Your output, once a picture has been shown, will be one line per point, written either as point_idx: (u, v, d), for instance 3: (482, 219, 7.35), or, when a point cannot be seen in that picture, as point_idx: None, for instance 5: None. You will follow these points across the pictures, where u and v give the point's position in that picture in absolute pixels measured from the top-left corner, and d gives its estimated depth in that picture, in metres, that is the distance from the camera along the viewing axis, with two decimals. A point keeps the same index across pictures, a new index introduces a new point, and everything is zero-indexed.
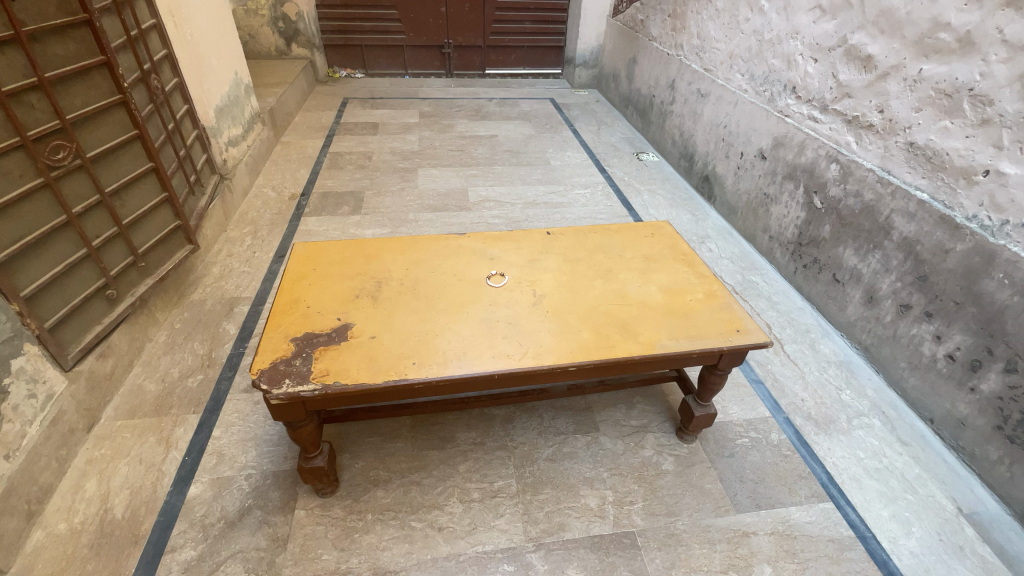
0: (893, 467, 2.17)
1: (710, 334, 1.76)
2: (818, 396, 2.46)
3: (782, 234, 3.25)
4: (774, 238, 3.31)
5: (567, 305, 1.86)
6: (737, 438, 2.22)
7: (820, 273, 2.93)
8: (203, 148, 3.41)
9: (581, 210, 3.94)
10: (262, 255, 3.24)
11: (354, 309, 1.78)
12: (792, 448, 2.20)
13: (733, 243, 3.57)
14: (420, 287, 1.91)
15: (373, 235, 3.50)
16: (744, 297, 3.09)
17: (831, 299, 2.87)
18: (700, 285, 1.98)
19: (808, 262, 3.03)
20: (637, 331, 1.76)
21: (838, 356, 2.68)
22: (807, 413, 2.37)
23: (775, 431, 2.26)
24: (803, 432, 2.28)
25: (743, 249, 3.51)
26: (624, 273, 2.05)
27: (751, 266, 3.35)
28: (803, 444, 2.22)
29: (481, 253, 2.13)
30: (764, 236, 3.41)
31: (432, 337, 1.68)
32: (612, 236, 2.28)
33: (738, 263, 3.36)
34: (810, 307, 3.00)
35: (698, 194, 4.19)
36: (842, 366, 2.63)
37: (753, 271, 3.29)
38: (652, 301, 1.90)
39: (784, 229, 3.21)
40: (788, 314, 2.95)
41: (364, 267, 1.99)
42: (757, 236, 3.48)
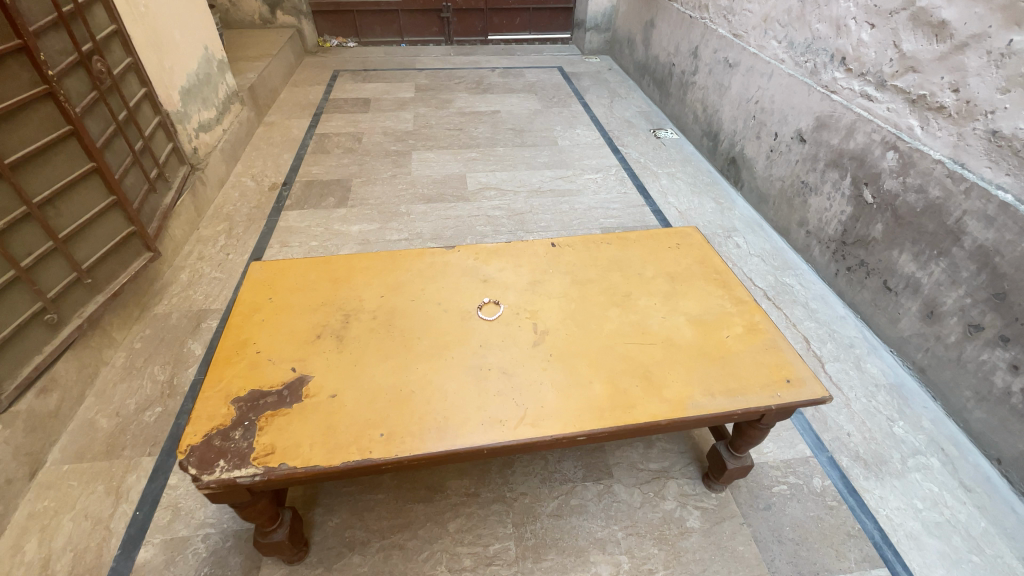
0: (956, 520, 1.85)
1: (752, 387, 1.42)
2: (866, 429, 2.13)
3: (822, 230, 2.85)
4: (812, 234, 2.92)
5: (575, 345, 1.52)
6: (774, 486, 1.91)
7: (868, 278, 2.55)
8: (168, 136, 3.06)
9: (591, 198, 3.53)
10: (236, 258, 2.92)
11: (313, 354, 1.46)
12: (838, 498, 1.88)
13: (763, 237, 3.18)
14: (397, 322, 1.58)
15: (360, 231, 3.14)
16: (777, 303, 2.73)
17: (880, 309, 2.50)
18: (738, 317, 1.63)
19: (853, 265, 2.65)
20: (663, 383, 1.42)
21: (887, 378, 2.33)
22: (854, 451, 2.04)
23: (817, 476, 1.95)
24: (849, 476, 1.96)
25: (774, 245, 3.12)
26: (644, 299, 1.69)
27: (785, 266, 2.97)
28: (851, 492, 1.91)
29: (472, 273, 1.79)
30: (800, 231, 3.01)
31: (408, 394, 1.36)
32: (630, 248, 1.92)
33: (770, 262, 2.98)
34: (853, 316, 2.64)
35: (723, 178, 3.76)
36: (893, 391, 2.28)
37: (787, 272, 2.92)
38: (679, 339, 1.55)
39: (825, 224, 2.82)
40: (829, 326, 2.59)
41: (331, 294, 1.67)
42: (791, 231, 3.08)
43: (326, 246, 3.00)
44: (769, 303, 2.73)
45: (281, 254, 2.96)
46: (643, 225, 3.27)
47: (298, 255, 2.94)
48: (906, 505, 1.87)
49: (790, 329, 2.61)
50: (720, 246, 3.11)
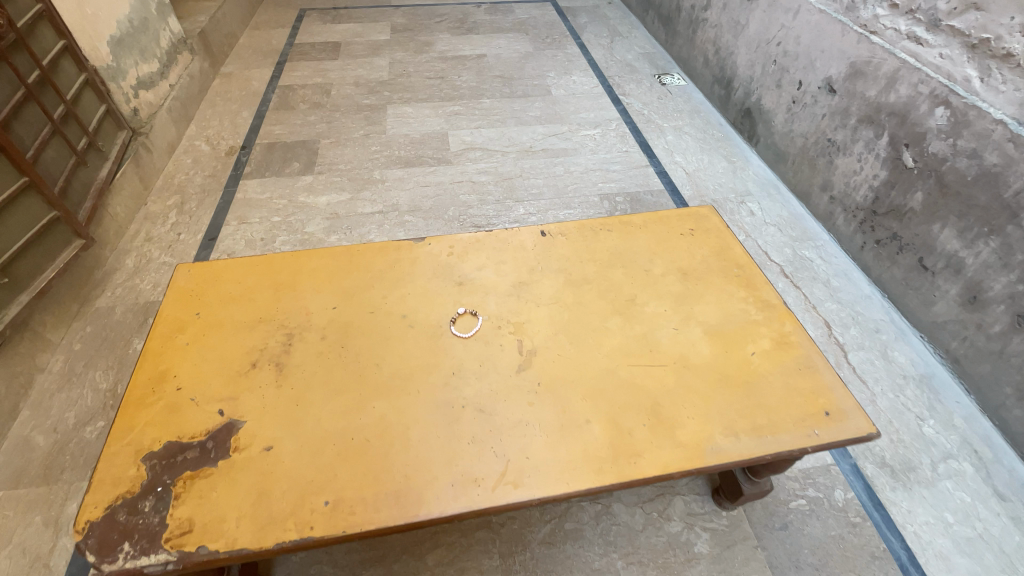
0: (990, 536, 1.67)
1: (784, 424, 1.17)
2: (893, 430, 1.91)
3: (848, 196, 2.52)
4: (837, 200, 2.59)
5: (568, 370, 1.25)
6: (791, 500, 1.71)
7: (901, 255, 2.26)
8: (98, 97, 2.63)
9: (589, 158, 3.15)
10: (189, 239, 2.59)
11: (246, 391, 1.20)
12: (861, 513, 1.69)
13: (780, 202, 2.85)
14: (350, 343, 1.30)
15: (328, 203, 2.79)
16: (795, 281, 2.45)
17: (912, 290, 2.22)
18: (764, 328, 1.35)
19: (883, 238, 2.35)
20: (675, 420, 1.16)
21: (917, 369, 2.10)
22: (881, 457, 1.84)
23: (840, 488, 1.75)
24: (874, 487, 1.77)
25: (792, 212, 2.80)
26: (651, 305, 1.41)
27: (803, 236, 2.67)
28: (876, 505, 1.72)
29: (445, 273, 1.48)
30: (823, 196, 2.69)
31: (361, 445, 1.11)
32: (635, 236, 1.60)
33: (787, 232, 2.68)
34: (880, 296, 2.37)
35: (735, 132, 3.37)
36: (923, 383, 2.05)
37: (806, 244, 2.62)
38: (694, 360, 1.28)
39: (853, 190, 2.49)
40: (853, 308, 2.33)
41: (271, 307, 1.38)
42: (812, 195, 2.76)
43: (290, 222, 2.67)
44: (787, 281, 2.45)
45: (240, 232, 2.63)
46: (647, 189, 2.92)
47: (258, 234, 2.62)
48: (937, 521, 1.68)
49: (809, 311, 2.35)
50: (732, 214, 2.79)
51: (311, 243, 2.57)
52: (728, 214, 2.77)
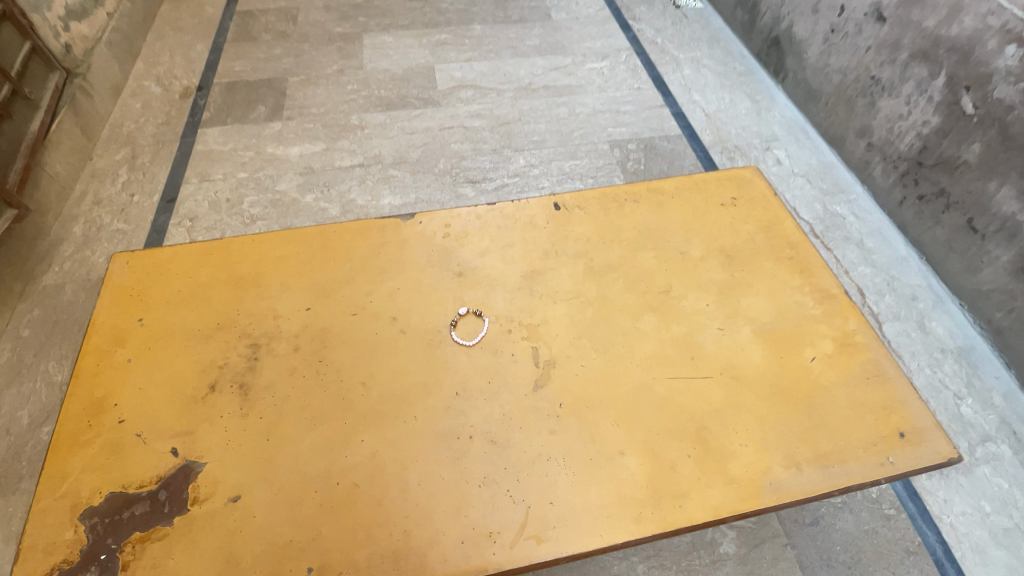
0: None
1: (853, 450, 0.99)
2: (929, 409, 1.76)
3: (890, 144, 2.24)
4: (876, 148, 2.30)
5: (594, 386, 1.04)
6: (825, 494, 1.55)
7: (946, 214, 2.02)
8: (18, 32, 2.16)
9: (597, 97, 2.77)
10: (144, 201, 2.26)
11: (205, 424, 0.99)
12: (896, 505, 1.56)
13: (809, 150, 2.56)
14: (329, 356, 1.07)
15: (300, 155, 2.45)
16: (825, 242, 2.22)
17: (956, 253, 2.01)
18: (824, 327, 1.15)
19: (927, 193, 2.09)
20: (725, 449, 0.97)
21: (956, 341, 1.92)
22: None
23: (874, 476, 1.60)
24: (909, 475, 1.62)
25: (823, 160, 2.51)
26: (689, 298, 1.18)
27: (834, 189, 2.40)
28: (911, 495, 1.58)
29: (442, 261, 1.22)
30: (859, 143, 2.39)
31: (346, 492, 0.91)
32: (667, 208, 1.34)
33: (817, 185, 2.41)
34: (918, 258, 2.15)
35: (759, 64, 2.98)
36: (961, 357, 1.89)
37: (838, 199, 2.36)
38: (744, 370, 1.07)
39: (897, 137, 2.19)
40: (887, 272, 2.12)
41: (231, 311, 1.14)
42: (846, 142, 2.46)
43: (258, 179, 2.34)
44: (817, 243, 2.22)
45: (202, 192, 2.31)
46: (661, 134, 2.60)
47: (223, 193, 2.30)
48: (975, 511, 1.54)
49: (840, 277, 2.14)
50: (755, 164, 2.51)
51: (284, 204, 2.27)
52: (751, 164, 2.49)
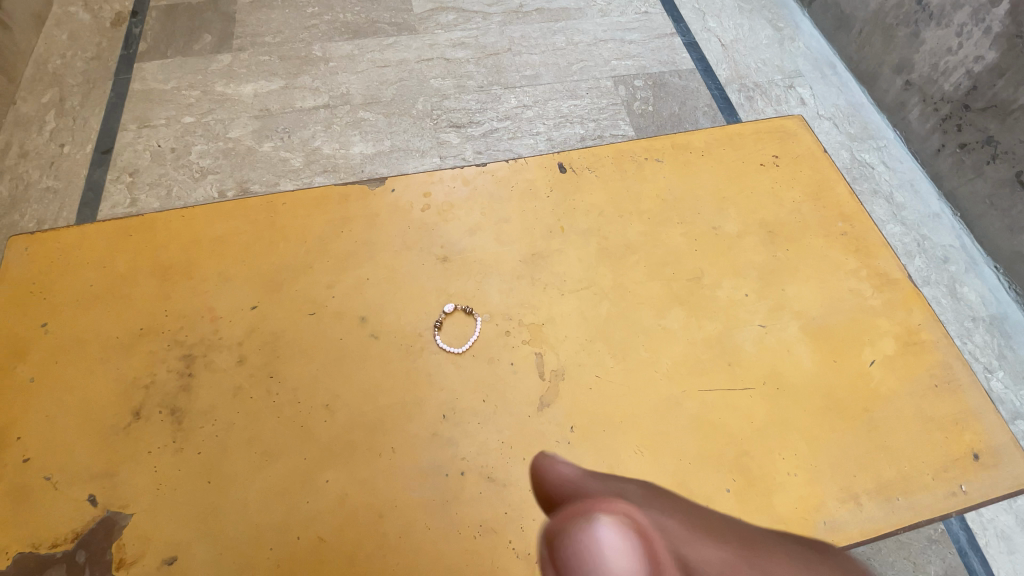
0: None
1: (918, 477, 0.84)
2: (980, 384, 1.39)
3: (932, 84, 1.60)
4: (915, 87, 1.66)
5: (612, 403, 0.85)
6: None
7: (990, 166, 1.50)
8: None
9: (597, 20, 1.92)
10: (77, 153, 1.61)
11: (130, 463, 0.79)
12: None
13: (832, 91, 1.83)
14: (282, 370, 0.86)
15: (254, 94, 1.72)
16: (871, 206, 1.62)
17: (995, 210, 1.52)
18: (884, 321, 0.96)
19: (970, 141, 1.53)
20: (769, 479, 0.81)
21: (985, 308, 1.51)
22: None
23: None
24: None
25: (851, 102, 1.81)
26: (724, 287, 0.96)
27: (861, 135, 1.75)
28: None
29: (421, 242, 0.99)
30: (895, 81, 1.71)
31: (311, 548, 0.74)
32: (697, 170, 1.09)
33: (844, 130, 1.75)
34: (951, 214, 1.63)
35: None
36: (995, 327, 1.49)
37: (868, 145, 1.74)
38: (792, 379, 0.89)
39: (941, 76, 1.57)
40: (917, 232, 1.61)
41: (159, 312, 0.91)
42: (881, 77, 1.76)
43: (205, 121, 1.66)
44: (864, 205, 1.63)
45: None
46: (671, 69, 1.84)
47: (165, 141, 1.64)
48: None
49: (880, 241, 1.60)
50: (776, 110, 1.79)
51: (237, 156, 1.62)
52: (773, 109, 1.79)
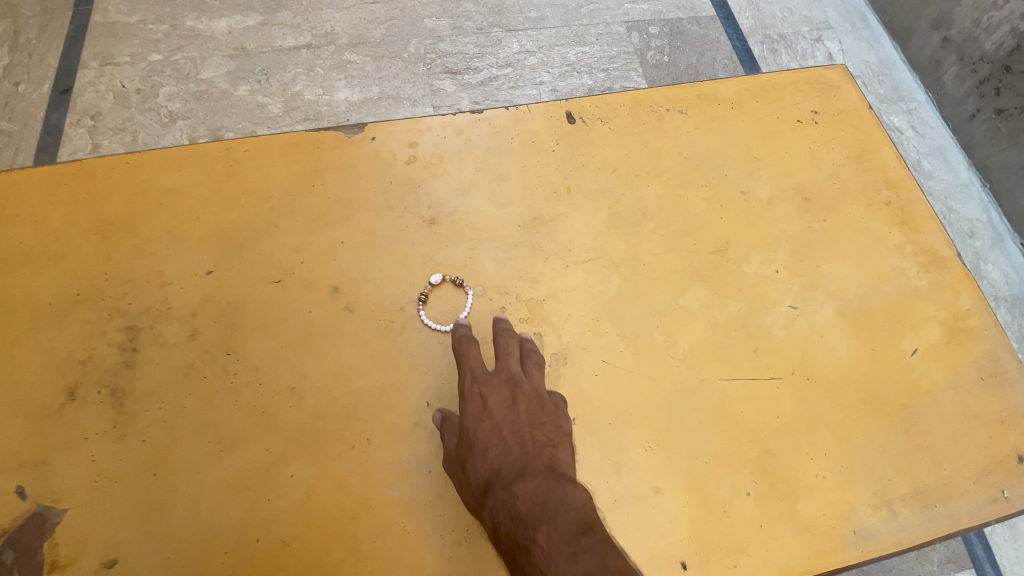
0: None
1: (959, 482, 0.75)
2: None
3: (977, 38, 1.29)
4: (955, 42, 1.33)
5: (620, 392, 0.74)
6: None
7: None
8: None
9: None
10: (32, 92, 1.31)
11: (64, 450, 0.69)
12: None
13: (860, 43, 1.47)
14: (240, 347, 0.74)
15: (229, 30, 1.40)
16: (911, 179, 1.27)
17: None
18: (929, 304, 0.85)
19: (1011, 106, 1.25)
20: (795, 481, 0.71)
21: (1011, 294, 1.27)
22: None
23: None
24: None
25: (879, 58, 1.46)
26: (752, 261, 0.84)
27: (885, 95, 1.41)
28: None
29: (406, 201, 0.85)
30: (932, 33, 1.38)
31: (272, 552, 0.65)
32: (725, 126, 0.95)
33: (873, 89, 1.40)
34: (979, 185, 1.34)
35: None
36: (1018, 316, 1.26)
37: (895, 106, 1.41)
38: (825, 368, 0.78)
39: (982, 33, 1.27)
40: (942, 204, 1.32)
41: (98, 275, 0.78)
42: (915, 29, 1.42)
43: (172, 59, 1.34)
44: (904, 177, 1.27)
45: None
46: (690, 15, 1.51)
47: (130, 80, 1.33)
48: None
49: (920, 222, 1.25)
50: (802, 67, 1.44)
51: (210, 101, 1.33)
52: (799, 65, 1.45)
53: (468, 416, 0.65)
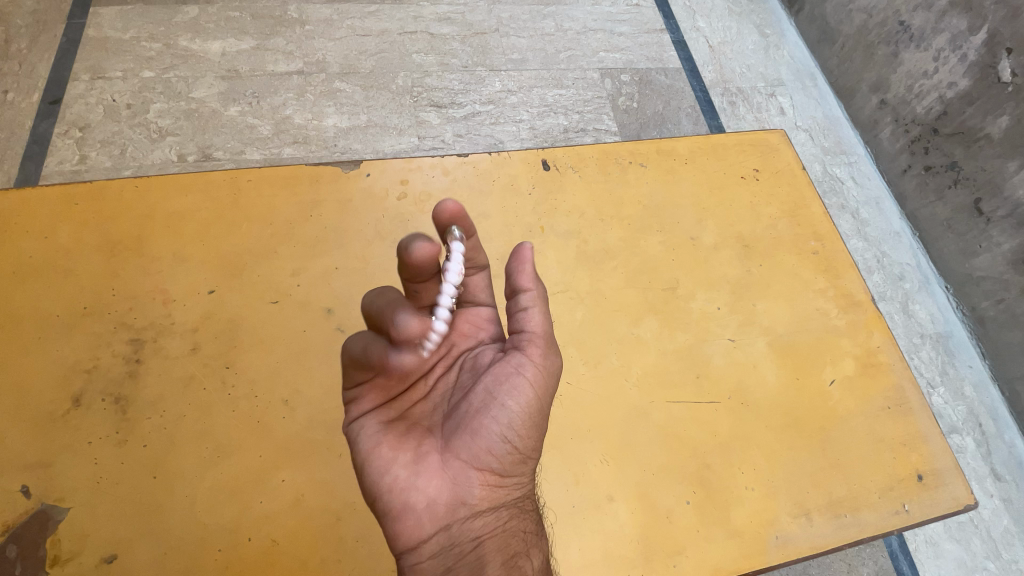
0: (1013, 502, 1.30)
1: (867, 496, 0.86)
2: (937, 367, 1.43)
3: (907, 106, 1.53)
4: (889, 108, 1.58)
5: (581, 411, 0.85)
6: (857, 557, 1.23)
7: (952, 190, 1.43)
8: None
9: (588, 8, 1.78)
10: (21, 101, 1.44)
11: (68, 452, 0.74)
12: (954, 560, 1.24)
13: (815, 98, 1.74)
14: (238, 361, 0.81)
15: (222, 52, 1.53)
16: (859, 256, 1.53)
17: (952, 233, 1.47)
18: (847, 342, 0.98)
19: (935, 164, 1.47)
20: (728, 495, 0.82)
21: (935, 325, 1.47)
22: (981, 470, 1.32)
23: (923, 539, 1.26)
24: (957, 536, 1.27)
25: (828, 114, 1.72)
26: (698, 298, 0.97)
27: (831, 146, 1.68)
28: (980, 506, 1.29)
29: (395, 232, 0.95)
30: (872, 99, 1.63)
31: (262, 551, 0.71)
32: (679, 179, 1.08)
33: (819, 142, 1.68)
34: (910, 234, 1.57)
35: None
36: (937, 344, 1.45)
37: (839, 159, 1.66)
38: (755, 394, 0.90)
39: (915, 98, 1.50)
40: (877, 249, 1.56)
41: (105, 290, 0.84)
42: (858, 97, 1.68)
43: (166, 78, 1.48)
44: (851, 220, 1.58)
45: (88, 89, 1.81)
46: (658, 66, 1.73)
47: (121, 95, 1.45)
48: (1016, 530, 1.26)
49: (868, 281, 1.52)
50: (757, 118, 1.70)
51: (200, 119, 1.45)
52: (754, 116, 1.70)
53: (540, 380, 0.69)
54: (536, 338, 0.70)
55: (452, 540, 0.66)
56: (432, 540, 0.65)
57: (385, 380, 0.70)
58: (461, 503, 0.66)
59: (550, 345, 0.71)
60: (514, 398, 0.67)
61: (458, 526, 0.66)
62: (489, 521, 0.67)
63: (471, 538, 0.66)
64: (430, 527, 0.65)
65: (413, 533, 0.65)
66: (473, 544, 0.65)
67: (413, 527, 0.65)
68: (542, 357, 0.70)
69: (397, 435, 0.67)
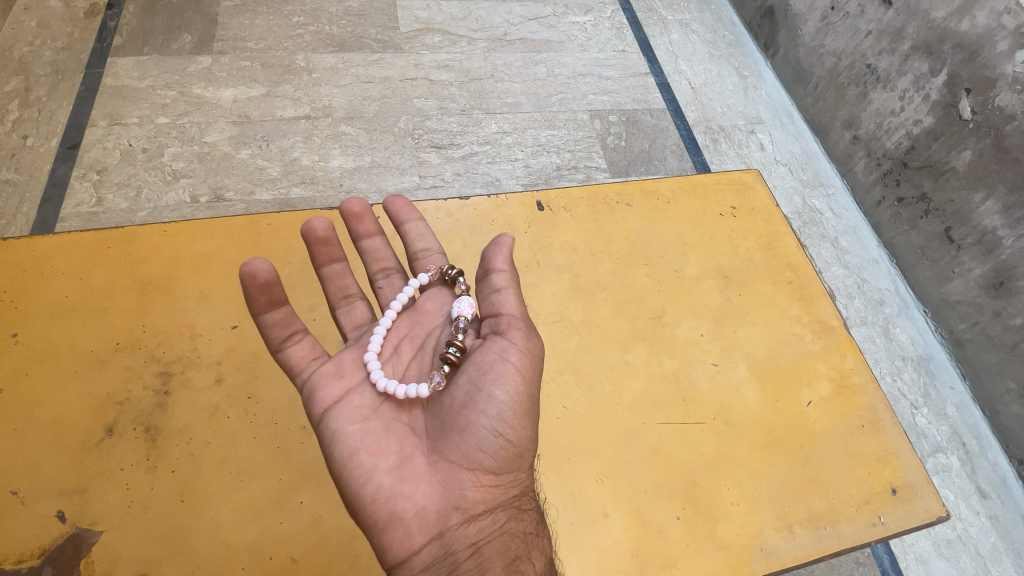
0: (996, 518, 1.35)
1: (845, 510, 0.92)
2: (917, 389, 1.50)
3: (878, 143, 1.65)
4: (861, 143, 1.71)
5: (576, 433, 0.92)
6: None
7: (924, 219, 1.54)
8: None
9: (576, 55, 1.92)
10: (40, 146, 1.53)
11: (101, 479, 0.80)
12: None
13: (791, 134, 1.87)
14: (259, 392, 0.89)
15: (234, 100, 1.64)
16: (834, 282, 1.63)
17: (926, 260, 1.56)
18: (822, 364, 1.05)
19: (907, 196, 1.58)
20: (714, 508, 0.88)
21: (915, 347, 1.55)
22: (965, 489, 1.38)
23: (913, 558, 1.29)
24: (946, 554, 1.31)
25: (804, 148, 1.84)
26: (683, 326, 1.05)
27: (809, 179, 1.80)
28: (966, 525, 1.34)
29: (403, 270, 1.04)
30: (845, 135, 1.76)
31: (283, 568, 0.77)
32: (663, 216, 1.18)
33: (797, 175, 1.80)
34: (888, 261, 1.67)
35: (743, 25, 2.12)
36: (917, 366, 1.53)
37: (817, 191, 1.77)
38: (737, 414, 0.97)
39: (884, 133, 1.62)
40: (857, 275, 1.65)
41: (136, 326, 0.91)
42: (833, 134, 1.80)
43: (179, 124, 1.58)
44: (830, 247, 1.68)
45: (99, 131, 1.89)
46: (643, 107, 1.86)
47: (138, 140, 1.55)
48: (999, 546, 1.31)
49: (846, 306, 1.60)
50: (738, 154, 1.81)
51: (212, 162, 1.55)
52: (735, 152, 1.81)
53: (525, 364, 0.77)
54: (515, 321, 0.78)
55: (445, 549, 0.70)
56: (423, 551, 0.70)
57: (343, 368, 0.79)
58: (454, 507, 0.72)
59: (529, 327, 0.79)
60: (500, 385, 0.74)
61: (451, 533, 0.71)
62: (483, 525, 0.73)
63: (466, 545, 0.71)
64: (423, 536, 0.70)
65: (405, 543, 0.70)
66: (468, 552, 0.71)
67: (402, 537, 0.70)
68: (523, 340, 0.77)
69: (375, 439, 0.73)
